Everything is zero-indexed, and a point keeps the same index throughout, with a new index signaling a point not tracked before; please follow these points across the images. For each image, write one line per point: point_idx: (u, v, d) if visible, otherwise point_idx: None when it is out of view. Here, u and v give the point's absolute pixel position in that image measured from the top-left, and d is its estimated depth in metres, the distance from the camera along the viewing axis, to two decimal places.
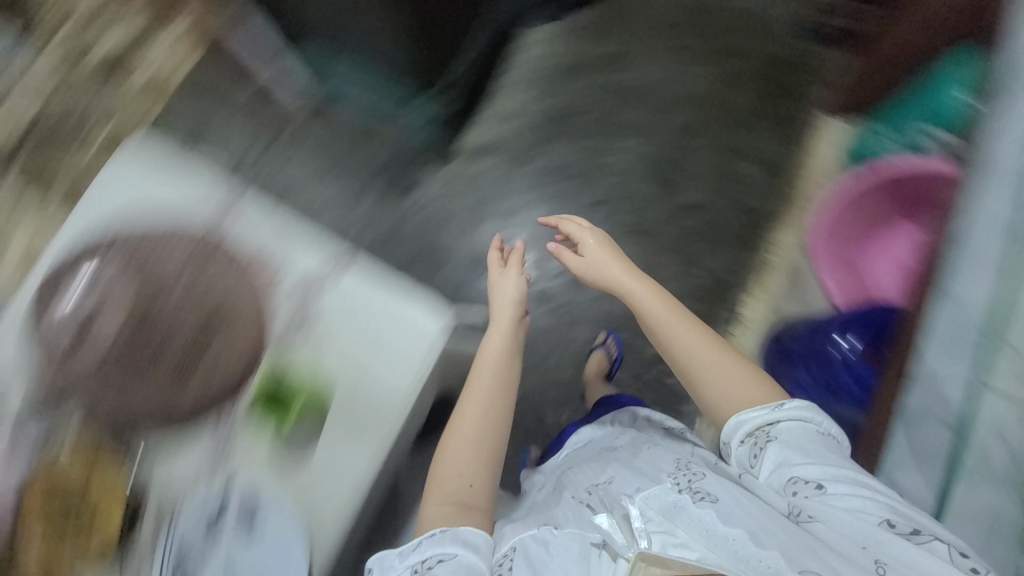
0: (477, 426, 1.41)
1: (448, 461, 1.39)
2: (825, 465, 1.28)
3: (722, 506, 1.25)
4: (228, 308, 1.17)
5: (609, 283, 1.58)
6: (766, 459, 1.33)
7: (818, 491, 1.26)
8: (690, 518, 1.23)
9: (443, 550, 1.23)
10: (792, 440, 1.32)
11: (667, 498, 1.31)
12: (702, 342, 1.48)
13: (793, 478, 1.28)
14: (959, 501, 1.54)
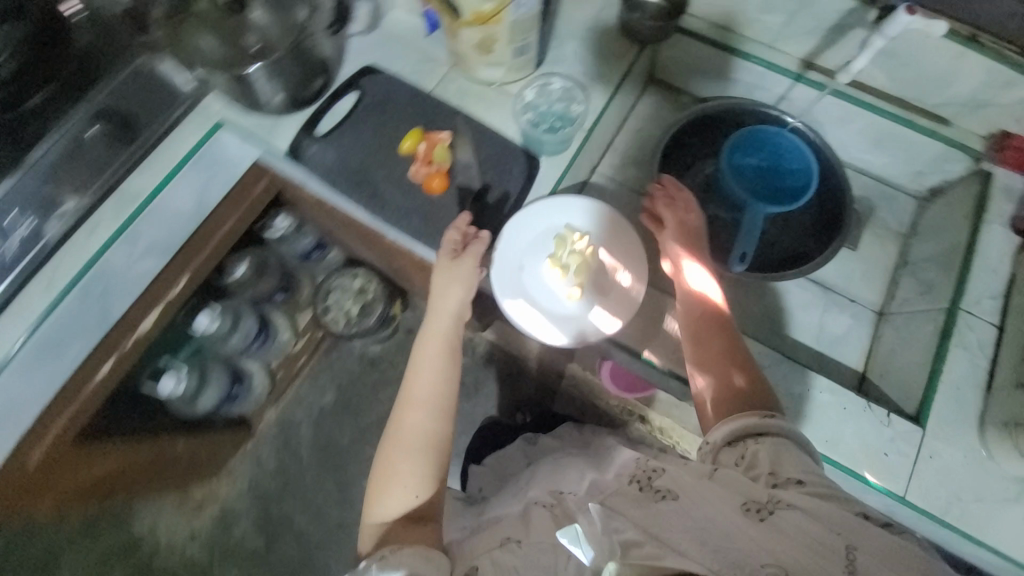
0: (420, 406, 0.79)
1: (414, 422, 0.78)
2: (806, 466, 0.61)
3: (689, 502, 0.57)
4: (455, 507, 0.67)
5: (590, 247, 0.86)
6: (756, 456, 0.62)
7: (797, 488, 0.57)
8: (650, 508, 0.57)
9: (393, 557, 0.65)
10: (790, 449, 0.62)
11: (625, 492, 0.62)
12: (716, 369, 0.75)
13: (770, 471, 0.60)
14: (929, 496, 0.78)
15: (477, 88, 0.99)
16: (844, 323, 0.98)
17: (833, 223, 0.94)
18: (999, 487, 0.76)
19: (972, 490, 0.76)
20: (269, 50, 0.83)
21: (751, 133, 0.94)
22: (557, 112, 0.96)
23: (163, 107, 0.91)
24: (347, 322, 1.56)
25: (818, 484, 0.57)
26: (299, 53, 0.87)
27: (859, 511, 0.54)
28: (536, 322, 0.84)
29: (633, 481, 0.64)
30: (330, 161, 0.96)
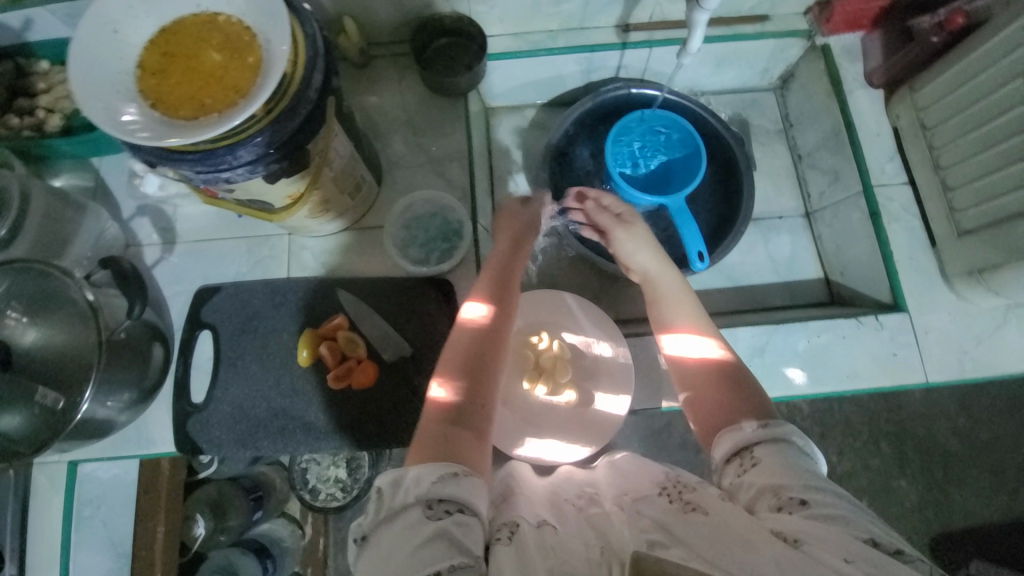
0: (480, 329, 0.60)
1: (477, 405, 0.53)
2: (809, 477, 0.48)
3: (722, 520, 0.46)
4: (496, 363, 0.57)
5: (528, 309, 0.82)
6: (754, 475, 0.50)
7: (800, 513, 0.45)
8: (678, 517, 0.47)
9: (461, 487, 0.45)
10: (795, 457, 0.50)
11: (651, 499, 0.50)
12: (726, 406, 0.58)
13: (773, 489, 0.48)
14: (936, 363, 0.81)
15: (335, 243, 0.84)
16: (788, 244, 1.00)
17: (734, 176, 0.92)
18: (982, 326, 0.82)
19: (970, 338, 0.82)
20: (71, 388, 0.65)
21: (647, 116, 0.89)
22: (440, 229, 0.84)
23: (15, 505, 0.79)
24: (343, 489, 1.10)
25: (825, 505, 0.45)
26: (114, 355, 0.68)
27: (865, 534, 0.43)
28: (550, 450, 0.74)
29: (660, 492, 0.50)
30: (231, 419, 0.77)
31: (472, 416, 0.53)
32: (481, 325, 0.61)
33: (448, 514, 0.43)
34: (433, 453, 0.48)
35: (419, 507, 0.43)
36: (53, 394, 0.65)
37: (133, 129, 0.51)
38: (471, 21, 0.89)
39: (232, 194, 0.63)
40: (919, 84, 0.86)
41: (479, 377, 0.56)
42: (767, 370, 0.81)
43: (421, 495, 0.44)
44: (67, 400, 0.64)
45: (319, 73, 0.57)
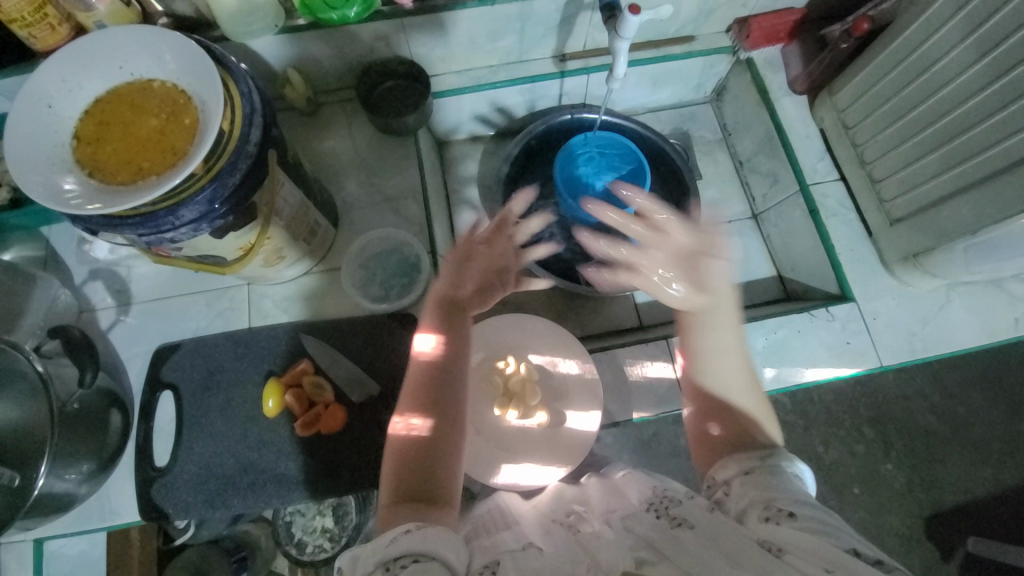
0: (434, 383, 0.60)
1: (442, 438, 0.56)
2: (797, 494, 0.50)
3: (707, 532, 0.46)
4: (452, 417, 0.58)
5: (498, 337, 0.83)
6: (745, 491, 0.52)
7: (788, 523, 0.46)
8: (666, 535, 0.47)
9: (413, 541, 0.44)
10: (784, 479, 0.52)
11: (640, 516, 0.51)
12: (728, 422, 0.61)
13: (765, 504, 0.50)
14: (890, 347, 0.84)
15: (295, 289, 0.84)
16: (740, 246, 1.03)
17: (680, 188, 0.96)
18: (927, 308, 0.86)
19: (917, 321, 0.86)
20: (25, 464, 0.63)
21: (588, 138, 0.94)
22: (400, 262, 0.86)
23: None
24: (331, 540, 1.01)
25: (810, 519, 0.46)
26: (67, 426, 0.66)
27: (847, 545, 0.43)
28: (532, 476, 0.74)
29: (649, 508, 0.52)
30: (198, 481, 0.75)
31: (433, 473, 0.54)
32: (432, 373, 0.61)
33: (404, 569, 0.42)
34: (396, 517, 0.49)
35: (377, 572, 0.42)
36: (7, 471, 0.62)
37: (69, 199, 0.52)
38: (413, 63, 0.92)
39: (180, 252, 0.63)
40: (836, 88, 0.92)
41: (439, 431, 0.57)
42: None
43: (377, 560, 0.43)
44: (21, 477, 0.62)
45: (260, 128, 0.59)
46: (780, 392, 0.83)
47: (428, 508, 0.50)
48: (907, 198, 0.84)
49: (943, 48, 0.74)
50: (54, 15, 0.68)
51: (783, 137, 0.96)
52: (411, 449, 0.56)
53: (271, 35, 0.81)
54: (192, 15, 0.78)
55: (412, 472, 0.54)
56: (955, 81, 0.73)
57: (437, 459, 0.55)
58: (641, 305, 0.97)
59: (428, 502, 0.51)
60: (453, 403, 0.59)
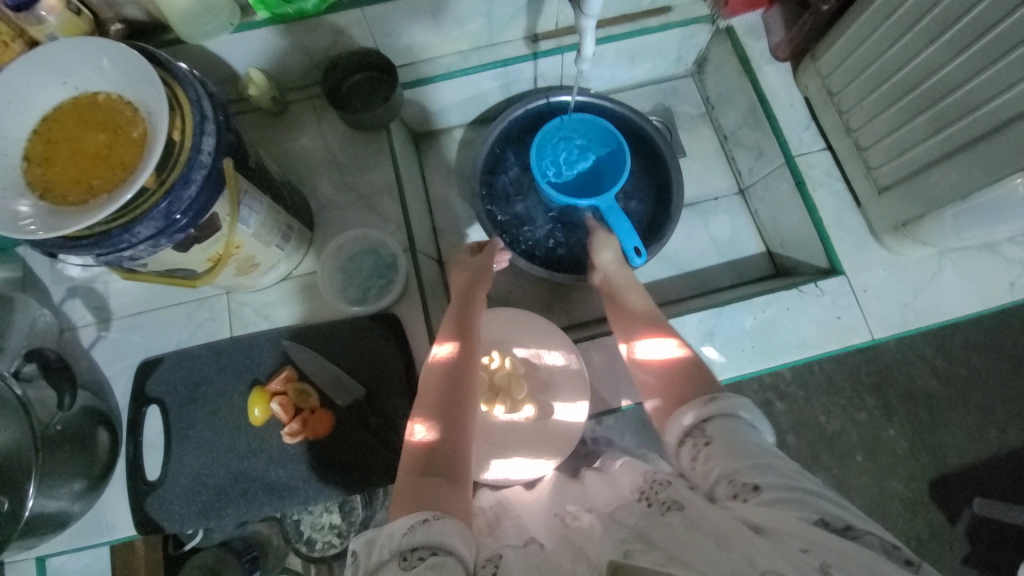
0: (451, 374, 0.61)
1: (459, 425, 0.56)
2: (758, 459, 0.47)
3: (698, 516, 0.46)
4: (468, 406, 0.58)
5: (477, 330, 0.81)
6: (710, 464, 0.49)
7: (754, 498, 0.44)
8: (657, 522, 0.47)
9: (433, 530, 0.43)
10: (738, 434, 0.50)
11: (631, 504, 0.52)
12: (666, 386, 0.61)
13: (728, 477, 0.47)
14: (882, 320, 0.83)
15: (274, 295, 0.84)
16: (727, 224, 0.99)
17: (662, 167, 0.94)
18: (919, 276, 0.84)
19: (909, 290, 0.84)
20: (18, 487, 0.62)
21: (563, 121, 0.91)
22: (379, 262, 0.84)
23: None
24: (339, 535, 1.02)
25: (777, 489, 0.44)
26: (53, 448, 0.67)
27: (815, 514, 0.42)
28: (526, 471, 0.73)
29: (640, 497, 0.52)
30: (190, 492, 0.75)
31: (453, 456, 0.52)
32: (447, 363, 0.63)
33: (423, 560, 0.41)
34: (415, 498, 0.47)
35: (394, 561, 0.41)
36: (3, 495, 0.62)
37: (20, 223, 0.50)
38: (378, 55, 0.89)
39: (147, 268, 0.62)
40: (820, 53, 0.88)
41: (459, 417, 0.56)
42: (718, 354, 0.80)
43: (394, 549, 0.42)
44: (10, 503, 0.63)
45: (214, 137, 0.57)
46: (773, 371, 0.82)
47: (448, 493, 0.48)
48: (892, 166, 0.81)
49: (925, 5, 0.70)
50: (4, 31, 0.66)
51: (765, 107, 0.93)
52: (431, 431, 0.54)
53: (228, 35, 0.78)
54: (145, 20, 0.75)
55: (430, 456, 0.52)
56: (938, 39, 0.70)
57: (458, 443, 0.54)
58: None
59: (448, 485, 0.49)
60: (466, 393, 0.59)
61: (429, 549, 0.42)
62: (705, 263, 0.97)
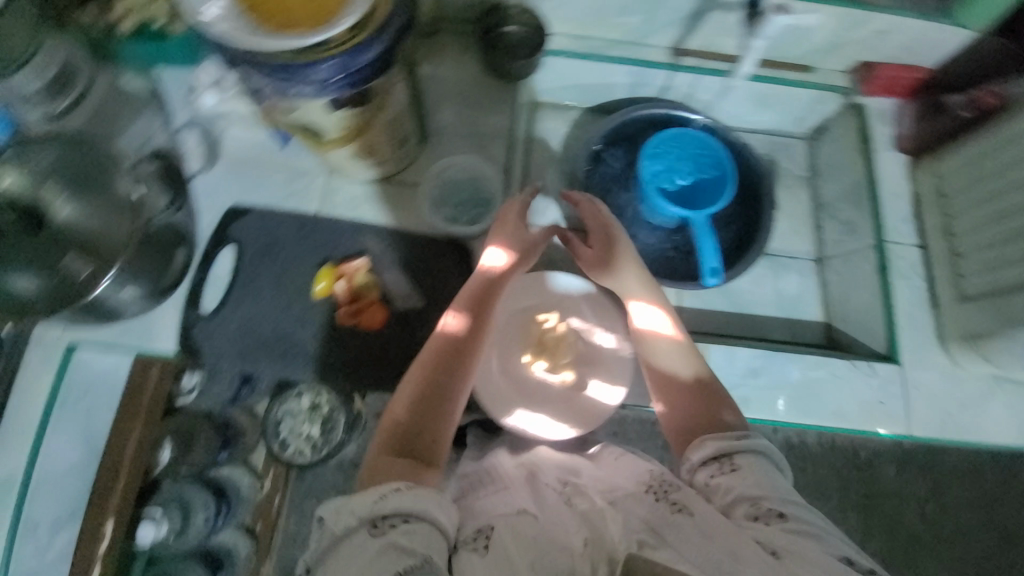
0: (451, 351, 0.64)
1: (445, 401, 0.60)
2: (781, 491, 0.52)
3: (704, 520, 0.49)
4: (456, 386, 0.62)
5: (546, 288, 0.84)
6: (732, 485, 0.54)
7: (777, 523, 0.48)
8: (667, 521, 0.49)
9: (403, 499, 0.48)
10: (766, 470, 0.54)
11: (639, 497, 0.54)
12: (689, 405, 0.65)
13: (753, 500, 0.51)
14: (923, 420, 0.83)
15: (368, 191, 0.87)
16: (797, 284, 1.00)
17: (755, 211, 0.94)
18: (971, 393, 0.85)
19: (957, 403, 0.84)
20: (104, 260, 0.66)
21: (683, 134, 0.93)
22: (474, 197, 0.88)
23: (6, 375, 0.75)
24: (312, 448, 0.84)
25: (799, 521, 0.48)
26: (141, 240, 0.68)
27: (838, 552, 0.46)
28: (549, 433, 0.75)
29: (648, 490, 0.54)
30: (238, 334, 0.80)
31: (432, 438, 0.57)
32: (458, 332, 0.65)
33: (393, 527, 0.46)
34: (387, 471, 0.52)
35: (363, 528, 0.46)
36: (88, 262, 0.65)
37: (223, 28, 0.55)
38: (538, 14, 0.93)
39: (291, 114, 0.66)
40: (946, 155, 0.92)
41: (446, 400, 0.61)
42: (760, 392, 0.81)
43: (365, 517, 0.47)
44: (94, 269, 0.64)
45: (405, 16, 0.60)
46: (805, 429, 0.82)
47: (416, 475, 0.53)
48: (981, 279, 0.83)
49: None
50: None
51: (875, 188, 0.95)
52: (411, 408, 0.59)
53: None
54: None
55: (407, 431, 0.58)
56: None
57: (441, 422, 0.59)
58: (683, 308, 0.96)
59: (416, 464, 0.54)
60: (462, 374, 0.63)
61: (406, 524, 0.46)
62: (766, 310, 0.98)
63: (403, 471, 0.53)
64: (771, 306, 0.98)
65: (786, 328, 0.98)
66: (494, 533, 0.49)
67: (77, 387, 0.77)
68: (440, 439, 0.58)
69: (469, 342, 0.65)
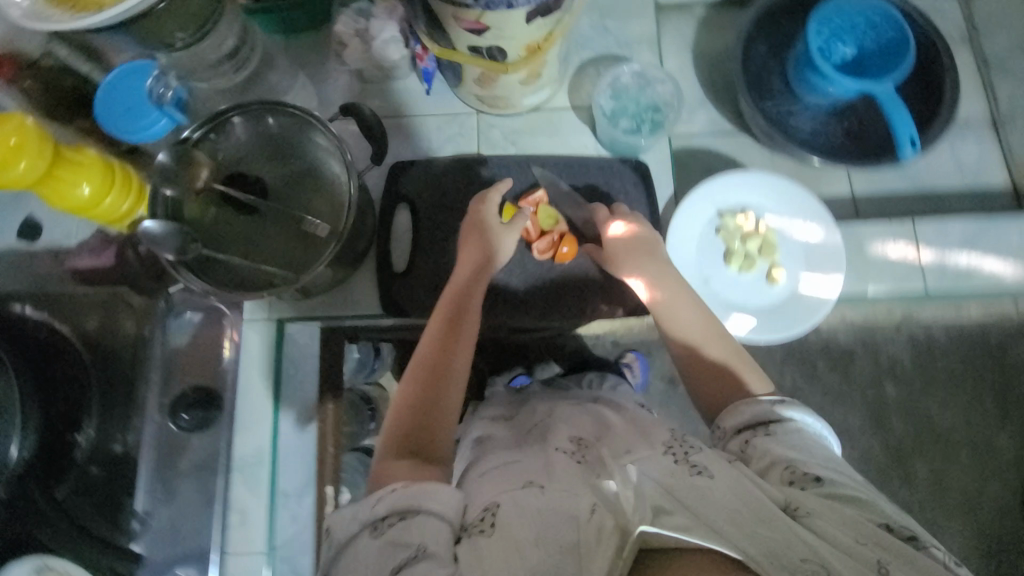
0: (445, 318, 0.62)
1: (459, 360, 0.59)
2: (817, 454, 0.48)
3: (726, 487, 0.43)
4: (461, 349, 0.60)
5: (736, 190, 0.79)
6: (766, 447, 0.50)
7: (814, 488, 0.45)
8: (684, 481, 0.44)
9: (402, 496, 0.45)
10: (806, 436, 0.50)
11: (657, 459, 0.46)
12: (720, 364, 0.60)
13: (788, 465, 0.47)
14: None
15: (524, 122, 0.84)
16: (976, 151, 0.92)
17: (934, 73, 0.85)
18: None
19: None
20: (326, 219, 0.65)
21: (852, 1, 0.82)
22: (646, 103, 0.82)
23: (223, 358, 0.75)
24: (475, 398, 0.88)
25: (840, 485, 0.45)
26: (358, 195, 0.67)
27: (879, 518, 0.42)
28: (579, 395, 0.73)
29: (665, 451, 0.47)
30: (433, 283, 0.79)
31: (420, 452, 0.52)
32: (451, 297, 0.63)
33: (392, 526, 0.44)
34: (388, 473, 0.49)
35: (365, 531, 0.45)
36: (318, 219, 0.64)
37: None
38: None
39: (485, 35, 0.62)
40: None
41: (453, 361, 0.59)
42: (980, 261, 0.79)
43: (366, 520, 0.45)
44: (333, 225, 0.64)
45: None
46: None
47: (418, 470, 0.50)
48: None
49: None
50: None
51: None
52: (428, 370, 0.58)
53: None
54: None
55: (402, 430, 0.54)
56: None
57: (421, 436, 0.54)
58: (857, 196, 0.89)
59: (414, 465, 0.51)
60: (457, 363, 0.59)
61: (412, 507, 0.45)
62: (948, 182, 0.91)
63: (406, 466, 0.50)
64: (952, 176, 0.91)
65: (972, 197, 0.91)
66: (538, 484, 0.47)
67: (292, 362, 0.78)
68: (441, 423, 0.55)
69: (474, 292, 0.64)
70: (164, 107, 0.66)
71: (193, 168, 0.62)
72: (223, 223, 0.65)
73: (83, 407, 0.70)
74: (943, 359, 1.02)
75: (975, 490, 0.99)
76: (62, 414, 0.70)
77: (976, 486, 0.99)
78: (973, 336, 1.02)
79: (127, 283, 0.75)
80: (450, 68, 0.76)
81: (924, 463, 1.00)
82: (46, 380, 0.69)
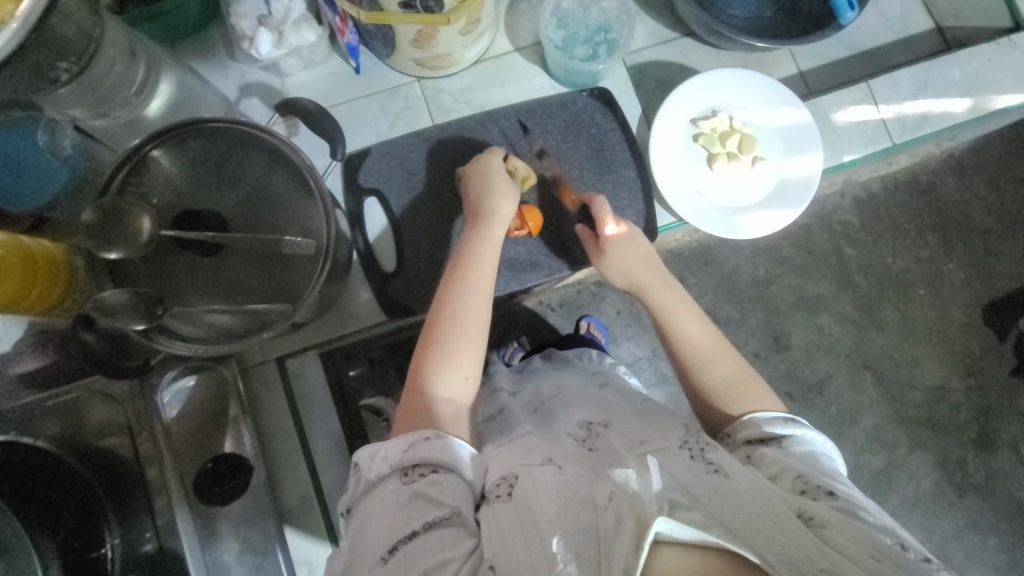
0: (464, 266, 0.61)
1: (481, 307, 0.58)
2: (834, 475, 0.49)
3: (743, 485, 0.43)
4: (480, 298, 0.59)
5: (703, 99, 0.78)
6: (782, 459, 0.50)
7: (828, 501, 0.45)
8: (700, 479, 0.43)
9: (431, 450, 0.47)
10: (817, 456, 0.51)
11: (674, 452, 0.47)
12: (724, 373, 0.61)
13: (799, 475, 0.49)
14: None
15: (470, 80, 0.78)
16: None
17: None
18: None
19: None
20: (305, 233, 0.58)
21: None
22: (595, 25, 0.77)
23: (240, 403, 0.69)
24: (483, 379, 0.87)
25: (853, 502, 0.45)
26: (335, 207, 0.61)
27: (894, 538, 0.43)
28: (586, 373, 0.71)
29: (682, 446, 0.48)
30: (426, 276, 0.74)
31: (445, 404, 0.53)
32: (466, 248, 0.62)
33: (421, 476, 0.46)
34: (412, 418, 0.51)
35: (395, 476, 0.47)
36: (297, 238, 0.57)
37: None
38: None
39: None
40: None
41: (476, 308, 0.58)
42: (933, 103, 0.83)
43: (395, 466, 0.47)
44: (318, 241, 0.57)
45: None
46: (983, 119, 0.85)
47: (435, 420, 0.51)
48: None
49: None
50: None
51: None
52: (451, 314, 0.57)
53: None
54: None
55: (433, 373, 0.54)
56: None
57: (457, 388, 0.54)
58: (805, 71, 0.90)
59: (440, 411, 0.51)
60: (481, 310, 0.58)
61: (435, 472, 0.46)
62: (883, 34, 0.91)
63: (421, 416, 0.51)
64: (884, 25, 0.92)
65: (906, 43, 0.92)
66: (573, 472, 0.46)
67: (305, 398, 0.74)
68: (467, 372, 0.55)
69: (488, 239, 0.63)
70: (67, 158, 0.59)
71: (130, 218, 0.52)
72: (180, 272, 0.56)
73: (97, 512, 0.57)
74: (885, 209, 1.07)
75: (939, 317, 1.06)
76: (73, 528, 0.55)
77: (937, 314, 1.05)
78: (907, 180, 1.07)
79: (83, 378, 0.65)
80: (377, 35, 0.67)
81: (891, 307, 1.05)
82: (42, 502, 0.54)
